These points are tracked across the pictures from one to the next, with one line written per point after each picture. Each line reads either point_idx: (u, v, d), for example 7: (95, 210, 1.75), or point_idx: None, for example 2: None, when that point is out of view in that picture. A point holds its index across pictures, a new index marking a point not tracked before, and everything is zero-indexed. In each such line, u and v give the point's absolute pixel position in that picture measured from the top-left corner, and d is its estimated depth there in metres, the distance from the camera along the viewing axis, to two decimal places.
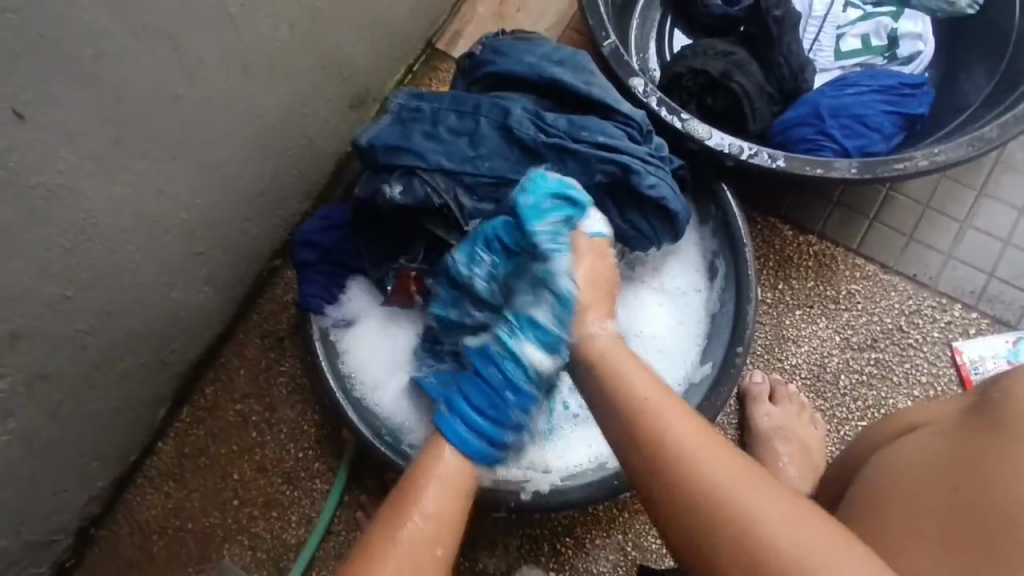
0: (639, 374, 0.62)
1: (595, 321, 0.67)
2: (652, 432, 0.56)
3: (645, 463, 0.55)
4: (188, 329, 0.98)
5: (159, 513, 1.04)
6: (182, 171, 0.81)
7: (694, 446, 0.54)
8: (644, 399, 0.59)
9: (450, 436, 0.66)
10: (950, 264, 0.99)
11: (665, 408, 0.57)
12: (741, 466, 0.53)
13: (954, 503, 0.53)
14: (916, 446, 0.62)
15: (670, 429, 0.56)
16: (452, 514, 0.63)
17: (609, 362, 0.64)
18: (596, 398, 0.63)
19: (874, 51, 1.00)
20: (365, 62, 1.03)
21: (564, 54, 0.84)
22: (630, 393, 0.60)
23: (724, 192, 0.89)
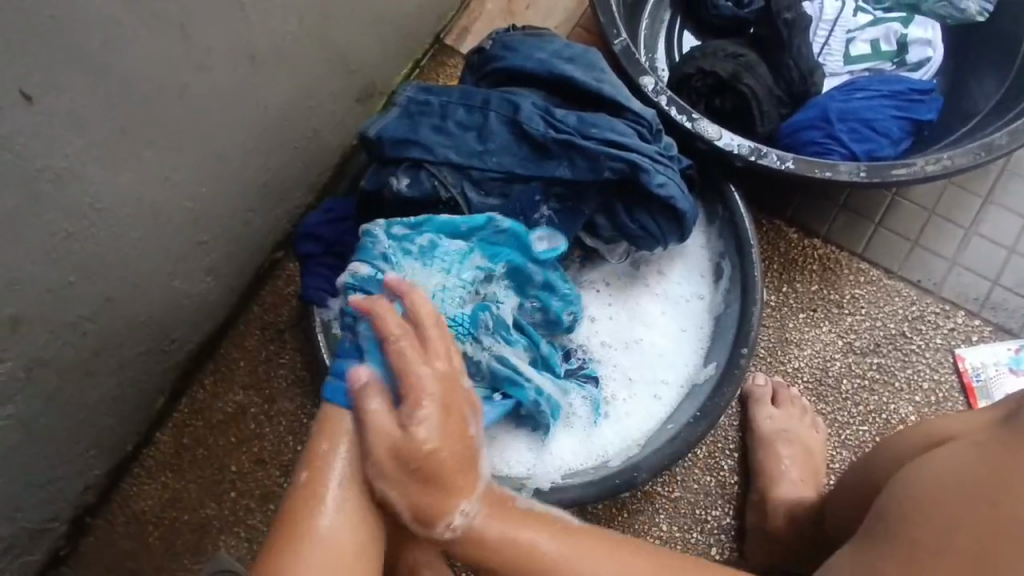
0: (519, 527, 0.63)
1: (472, 420, 0.65)
2: (547, 565, 0.62)
3: (545, 572, 0.62)
4: (189, 320, 0.97)
5: (155, 503, 1.03)
6: (189, 160, 0.81)
7: (583, 560, 0.62)
8: (547, 560, 0.62)
9: (333, 395, 0.63)
10: (954, 271, 0.99)
11: (546, 543, 0.63)
12: (597, 558, 0.63)
13: (989, 522, 0.55)
14: (947, 455, 0.61)
15: (572, 565, 0.62)
16: (377, 481, 0.62)
17: (484, 546, 0.62)
18: (487, 569, 0.64)
19: (884, 56, 1.00)
20: (373, 55, 1.03)
21: (574, 51, 0.83)
22: (533, 556, 0.63)
23: (732, 193, 0.89)
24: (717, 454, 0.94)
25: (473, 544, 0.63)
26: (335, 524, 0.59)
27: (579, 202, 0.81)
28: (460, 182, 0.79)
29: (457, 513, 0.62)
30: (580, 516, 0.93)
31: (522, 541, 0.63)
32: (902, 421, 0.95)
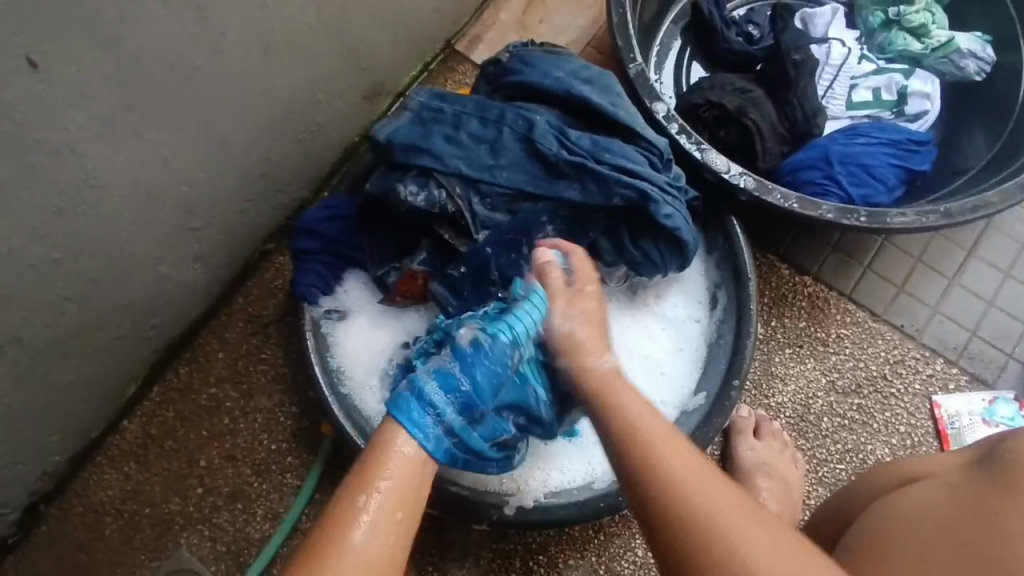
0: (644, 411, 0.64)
1: (604, 355, 0.71)
2: (650, 467, 0.59)
3: (641, 473, 0.58)
4: (171, 307, 0.94)
5: (116, 495, 0.99)
6: (190, 143, 0.78)
7: (678, 459, 0.59)
8: (648, 433, 0.62)
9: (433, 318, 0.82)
10: (935, 318, 1.02)
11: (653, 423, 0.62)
12: (711, 483, 0.57)
13: (961, 552, 0.55)
14: (926, 495, 0.63)
15: (665, 458, 0.59)
16: (409, 521, 0.58)
17: (613, 390, 0.67)
18: (596, 414, 0.66)
19: (883, 105, 1.03)
20: (385, 54, 1.02)
21: (591, 73, 0.84)
22: (640, 427, 0.62)
23: (734, 224, 0.89)
24: None
25: (600, 390, 0.68)
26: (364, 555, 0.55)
27: (585, 225, 0.81)
28: (468, 194, 0.79)
29: (588, 367, 0.70)
30: (556, 535, 0.95)
31: (638, 417, 0.63)
32: (878, 461, 0.97)
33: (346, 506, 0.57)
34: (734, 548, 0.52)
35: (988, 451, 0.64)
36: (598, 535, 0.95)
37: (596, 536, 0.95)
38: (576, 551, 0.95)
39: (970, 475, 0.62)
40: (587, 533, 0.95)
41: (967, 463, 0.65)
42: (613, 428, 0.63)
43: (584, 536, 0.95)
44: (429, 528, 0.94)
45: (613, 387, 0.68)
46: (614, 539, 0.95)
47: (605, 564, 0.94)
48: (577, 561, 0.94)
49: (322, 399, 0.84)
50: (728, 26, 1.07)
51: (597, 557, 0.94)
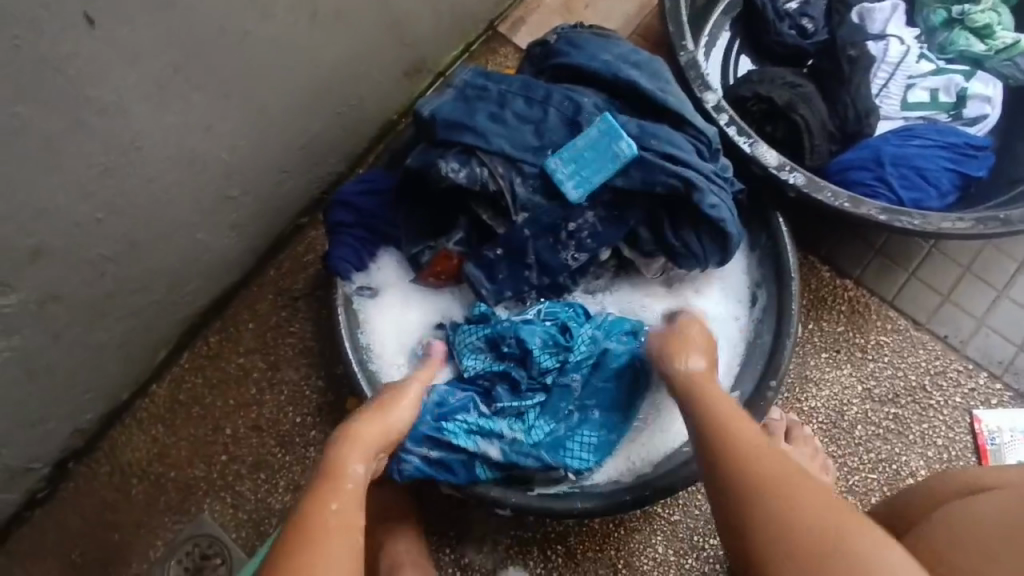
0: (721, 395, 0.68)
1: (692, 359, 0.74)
2: (723, 430, 0.63)
3: (735, 454, 0.60)
4: (205, 274, 0.95)
5: (143, 457, 1.00)
6: (235, 110, 0.78)
7: (755, 437, 0.62)
8: (720, 407, 0.66)
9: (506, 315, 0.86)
10: (980, 331, 0.99)
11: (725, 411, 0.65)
12: (782, 460, 0.59)
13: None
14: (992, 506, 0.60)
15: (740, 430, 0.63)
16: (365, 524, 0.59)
17: (695, 376, 0.72)
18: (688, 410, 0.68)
19: (940, 107, 0.99)
20: (429, 31, 1.01)
21: (640, 58, 0.82)
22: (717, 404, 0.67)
23: (779, 221, 0.87)
24: None
25: (687, 385, 0.71)
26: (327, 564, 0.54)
27: (627, 212, 0.80)
28: (510, 174, 0.78)
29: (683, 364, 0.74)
30: (576, 526, 0.94)
31: (727, 401, 0.67)
32: (912, 473, 0.94)
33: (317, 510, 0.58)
34: (786, 508, 0.54)
35: None
36: (618, 529, 0.94)
37: (616, 530, 0.94)
38: (595, 543, 0.94)
39: None
40: (607, 526, 0.94)
41: None
42: (689, 398, 0.69)
43: (604, 529, 0.94)
44: (448, 510, 0.94)
45: (698, 381, 0.71)
46: (634, 534, 0.94)
47: (624, 558, 0.93)
48: (595, 553, 0.93)
49: (352, 375, 0.85)
50: (780, 19, 1.04)
51: (615, 551, 0.93)
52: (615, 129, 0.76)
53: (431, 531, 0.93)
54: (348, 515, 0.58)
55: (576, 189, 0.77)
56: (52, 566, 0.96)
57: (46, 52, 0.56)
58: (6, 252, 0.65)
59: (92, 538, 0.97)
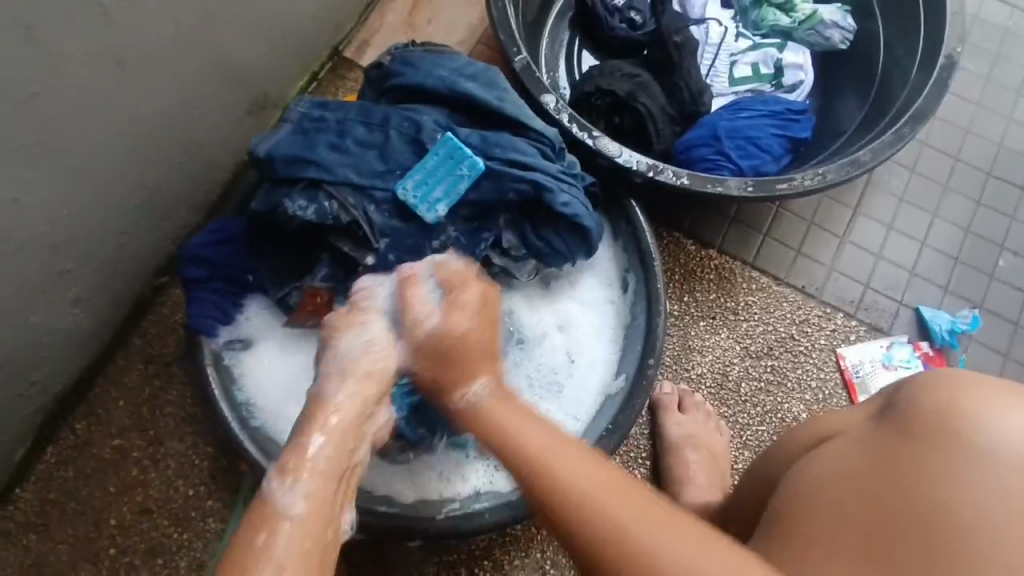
0: (525, 424, 0.58)
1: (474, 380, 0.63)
2: (541, 473, 0.54)
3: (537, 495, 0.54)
4: (53, 358, 0.87)
5: (18, 570, 0.91)
6: (45, 176, 0.72)
7: (566, 464, 0.54)
8: (528, 452, 0.55)
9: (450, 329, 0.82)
10: (831, 276, 1.08)
11: (538, 437, 0.57)
12: (635, 498, 0.52)
13: (869, 508, 0.57)
14: (835, 455, 0.64)
15: (558, 471, 0.54)
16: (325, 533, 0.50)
17: (491, 414, 0.60)
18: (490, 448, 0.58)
19: (762, 79, 1.08)
20: (265, 65, 0.98)
21: (475, 68, 0.83)
22: (559, 487, 0.53)
23: (633, 207, 0.90)
24: (629, 464, 0.97)
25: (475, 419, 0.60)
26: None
27: (485, 221, 0.81)
28: (362, 203, 0.76)
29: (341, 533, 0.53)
30: (499, 537, 0.94)
31: (510, 434, 0.57)
32: (794, 419, 1.01)
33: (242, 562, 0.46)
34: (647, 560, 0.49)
35: (887, 401, 0.66)
36: (541, 531, 0.95)
37: (539, 533, 0.94)
38: (521, 550, 0.94)
39: (875, 430, 0.63)
40: (530, 531, 0.94)
41: (868, 416, 0.66)
42: (482, 430, 0.60)
43: (528, 535, 0.94)
44: (368, 551, 0.91)
45: (498, 416, 0.60)
46: None
47: (551, 558, 0.94)
48: (523, 561, 0.94)
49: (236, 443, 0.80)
50: (610, 14, 1.09)
51: (542, 554, 0.94)
52: (459, 150, 0.76)
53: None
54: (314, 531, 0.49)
55: (430, 211, 0.77)
56: None
57: None
58: None
59: None
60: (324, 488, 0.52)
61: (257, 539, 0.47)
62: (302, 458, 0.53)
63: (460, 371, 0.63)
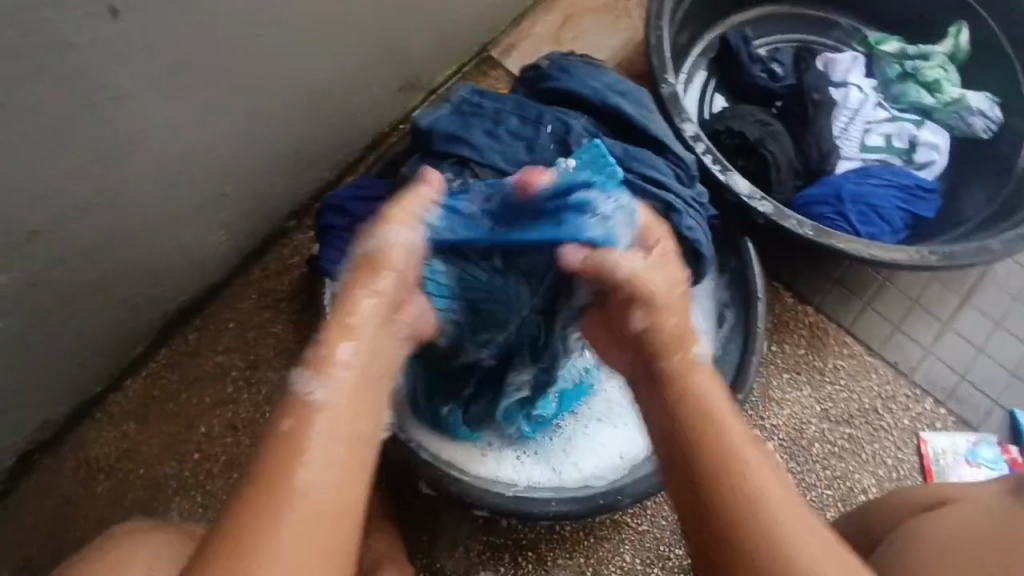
0: (730, 414, 0.60)
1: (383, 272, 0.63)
2: (700, 418, 0.59)
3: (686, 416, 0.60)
4: (191, 271, 0.96)
5: (112, 452, 0.99)
6: (239, 108, 0.81)
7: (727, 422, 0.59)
8: (710, 409, 0.60)
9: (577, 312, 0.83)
10: (927, 359, 1.06)
11: (712, 393, 0.62)
12: (766, 469, 0.57)
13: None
14: (958, 520, 0.66)
15: (716, 424, 0.59)
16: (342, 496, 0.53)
17: (689, 373, 0.63)
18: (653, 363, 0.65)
19: (894, 152, 1.08)
20: (426, 49, 1.06)
21: (626, 87, 0.88)
22: (745, 467, 0.56)
23: (747, 246, 0.93)
24: None
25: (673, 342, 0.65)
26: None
27: None
28: None
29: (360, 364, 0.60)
30: (546, 532, 0.97)
31: (715, 407, 0.60)
32: (863, 491, 1.00)
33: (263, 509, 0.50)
34: (757, 516, 0.54)
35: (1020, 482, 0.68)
36: (588, 537, 0.97)
37: (586, 538, 0.97)
38: (565, 550, 0.96)
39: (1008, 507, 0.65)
40: (578, 534, 0.97)
41: (998, 491, 0.69)
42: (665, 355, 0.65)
43: (574, 537, 0.97)
44: (421, 513, 0.96)
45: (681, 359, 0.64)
46: (603, 543, 0.97)
47: (592, 566, 0.96)
48: (565, 561, 0.96)
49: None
50: (753, 62, 1.12)
51: (584, 559, 0.96)
52: (602, 158, 0.75)
53: (405, 536, 0.95)
54: (324, 500, 0.51)
55: None
56: (6, 562, 0.93)
57: (73, 40, 0.59)
58: (1, 231, 0.66)
59: (51, 534, 0.94)
60: (350, 422, 0.56)
61: (276, 495, 0.51)
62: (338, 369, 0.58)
63: (681, 342, 0.66)
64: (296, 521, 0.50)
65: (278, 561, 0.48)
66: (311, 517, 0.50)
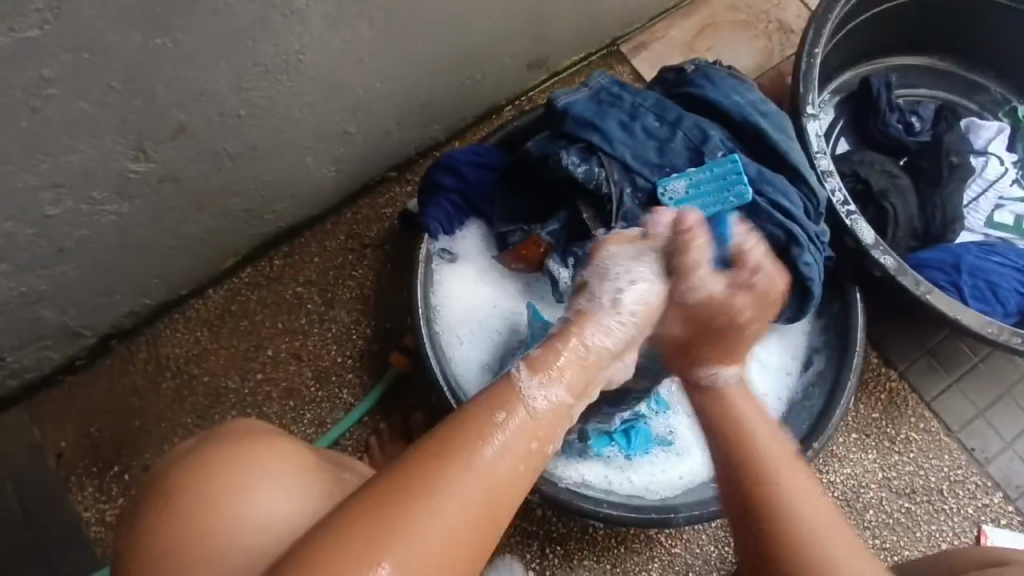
0: (766, 431, 0.60)
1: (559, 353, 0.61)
2: (767, 489, 0.55)
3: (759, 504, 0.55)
4: (296, 199, 0.97)
5: (182, 354, 1.01)
6: (387, 49, 0.82)
7: (798, 480, 0.56)
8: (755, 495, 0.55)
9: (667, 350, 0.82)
10: (1006, 453, 1.01)
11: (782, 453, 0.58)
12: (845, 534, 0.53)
13: None
14: None
15: (795, 491, 0.55)
16: (511, 485, 0.51)
17: (732, 399, 0.63)
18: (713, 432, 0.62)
19: (1021, 233, 1.03)
20: (565, 29, 1.04)
21: (769, 108, 0.85)
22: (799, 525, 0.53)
23: (854, 297, 0.89)
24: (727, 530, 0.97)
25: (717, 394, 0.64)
26: (440, 541, 0.47)
27: None
28: (622, 182, 0.81)
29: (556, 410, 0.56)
30: (579, 531, 0.96)
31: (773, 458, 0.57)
32: None
33: (447, 448, 0.51)
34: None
35: None
36: (618, 546, 0.95)
37: (617, 546, 0.95)
38: (593, 553, 0.95)
39: None
40: (609, 540, 0.96)
41: None
42: (725, 419, 0.62)
43: (605, 543, 0.96)
44: None
45: (739, 403, 0.63)
46: (632, 555, 0.95)
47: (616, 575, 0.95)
48: (590, 564, 0.95)
49: (419, 345, 0.86)
50: (891, 111, 1.08)
51: (610, 567, 0.95)
52: (735, 175, 0.79)
53: None
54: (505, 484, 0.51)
55: None
56: (68, 434, 0.97)
57: None
58: (156, 118, 0.70)
59: (115, 417, 0.98)
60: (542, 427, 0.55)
61: (459, 436, 0.51)
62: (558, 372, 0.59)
63: (722, 352, 0.67)
64: (460, 484, 0.49)
65: (440, 512, 0.47)
66: (487, 484, 0.50)
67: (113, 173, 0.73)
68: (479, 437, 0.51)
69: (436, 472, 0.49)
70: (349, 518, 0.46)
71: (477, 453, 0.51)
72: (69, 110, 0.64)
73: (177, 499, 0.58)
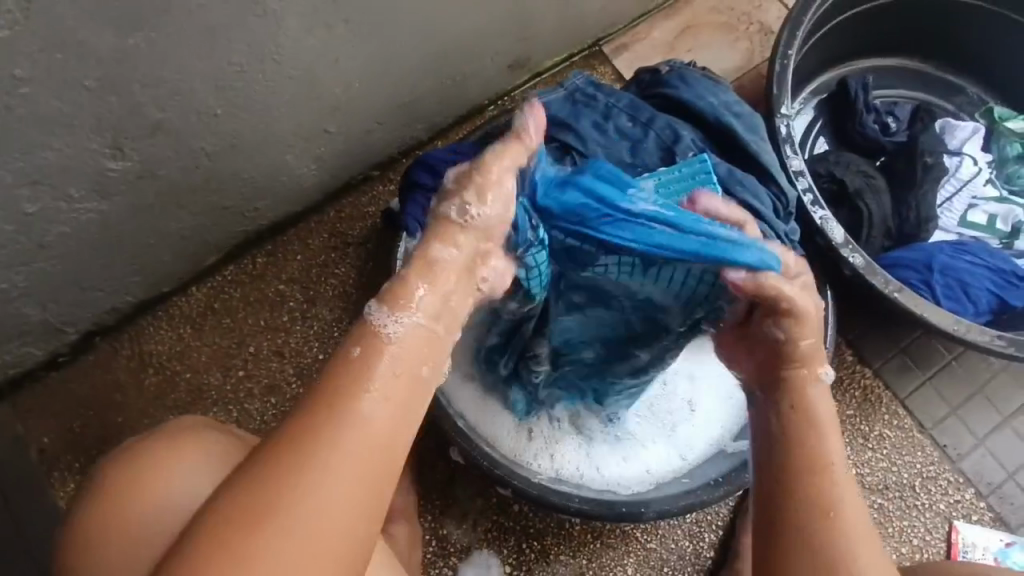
0: (827, 425, 0.63)
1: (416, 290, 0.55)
2: (812, 481, 0.61)
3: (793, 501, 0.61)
4: (277, 197, 0.98)
5: (165, 351, 1.02)
6: (364, 48, 0.83)
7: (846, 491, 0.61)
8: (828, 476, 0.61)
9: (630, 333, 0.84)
10: (979, 450, 1.02)
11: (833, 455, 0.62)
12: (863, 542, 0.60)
13: None
14: None
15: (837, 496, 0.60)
16: (406, 416, 0.53)
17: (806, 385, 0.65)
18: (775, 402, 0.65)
19: (994, 233, 1.05)
20: (546, 30, 1.05)
21: (742, 109, 0.86)
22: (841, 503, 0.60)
23: (826, 296, 0.91)
24: (701, 526, 0.98)
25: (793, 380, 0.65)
26: (339, 498, 0.49)
27: None
28: None
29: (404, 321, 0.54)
30: (555, 527, 0.97)
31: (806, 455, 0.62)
32: None
33: (329, 411, 0.51)
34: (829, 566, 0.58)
35: None
36: (594, 541, 0.97)
37: (593, 541, 0.97)
38: (569, 548, 0.96)
39: None
40: (585, 536, 0.97)
41: None
42: (793, 398, 0.64)
43: (581, 538, 0.97)
44: (440, 479, 0.98)
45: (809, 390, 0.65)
46: (608, 551, 0.97)
47: (592, 569, 0.96)
48: (567, 558, 0.96)
49: None
50: (868, 111, 1.09)
51: (586, 562, 0.96)
52: (703, 175, 0.75)
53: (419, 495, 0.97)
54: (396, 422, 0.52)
55: None
56: (50, 429, 0.98)
57: None
58: (133, 116, 0.71)
59: (96, 413, 0.99)
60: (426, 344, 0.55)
61: (339, 394, 0.51)
62: (414, 300, 0.55)
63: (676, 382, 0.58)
64: (349, 446, 0.50)
65: (334, 475, 0.49)
66: (381, 439, 0.51)
67: (91, 171, 0.74)
68: (359, 390, 0.52)
69: (318, 437, 0.50)
70: (250, 499, 0.48)
71: (359, 406, 0.51)
72: (45, 109, 0.65)
73: (112, 495, 0.60)
